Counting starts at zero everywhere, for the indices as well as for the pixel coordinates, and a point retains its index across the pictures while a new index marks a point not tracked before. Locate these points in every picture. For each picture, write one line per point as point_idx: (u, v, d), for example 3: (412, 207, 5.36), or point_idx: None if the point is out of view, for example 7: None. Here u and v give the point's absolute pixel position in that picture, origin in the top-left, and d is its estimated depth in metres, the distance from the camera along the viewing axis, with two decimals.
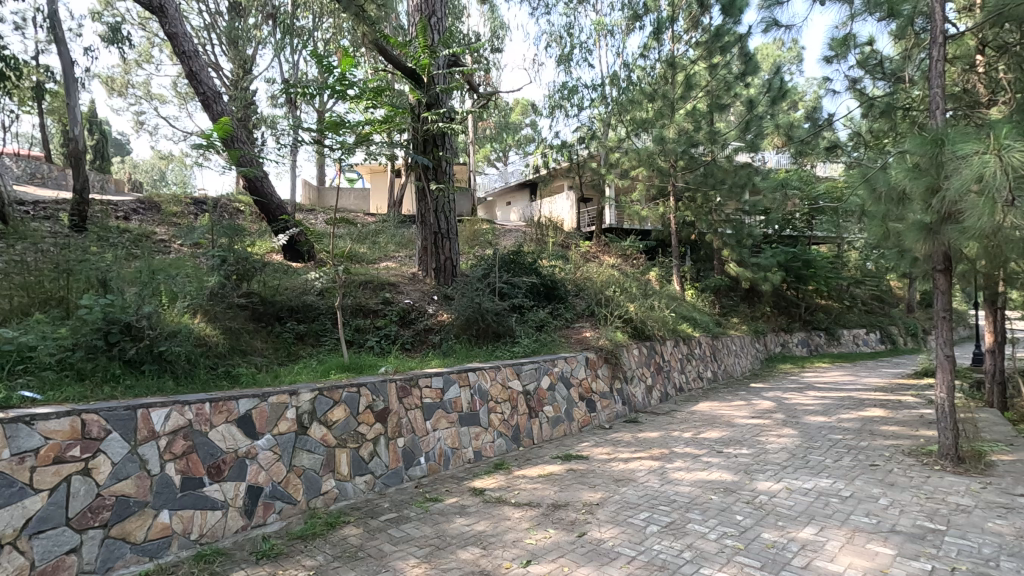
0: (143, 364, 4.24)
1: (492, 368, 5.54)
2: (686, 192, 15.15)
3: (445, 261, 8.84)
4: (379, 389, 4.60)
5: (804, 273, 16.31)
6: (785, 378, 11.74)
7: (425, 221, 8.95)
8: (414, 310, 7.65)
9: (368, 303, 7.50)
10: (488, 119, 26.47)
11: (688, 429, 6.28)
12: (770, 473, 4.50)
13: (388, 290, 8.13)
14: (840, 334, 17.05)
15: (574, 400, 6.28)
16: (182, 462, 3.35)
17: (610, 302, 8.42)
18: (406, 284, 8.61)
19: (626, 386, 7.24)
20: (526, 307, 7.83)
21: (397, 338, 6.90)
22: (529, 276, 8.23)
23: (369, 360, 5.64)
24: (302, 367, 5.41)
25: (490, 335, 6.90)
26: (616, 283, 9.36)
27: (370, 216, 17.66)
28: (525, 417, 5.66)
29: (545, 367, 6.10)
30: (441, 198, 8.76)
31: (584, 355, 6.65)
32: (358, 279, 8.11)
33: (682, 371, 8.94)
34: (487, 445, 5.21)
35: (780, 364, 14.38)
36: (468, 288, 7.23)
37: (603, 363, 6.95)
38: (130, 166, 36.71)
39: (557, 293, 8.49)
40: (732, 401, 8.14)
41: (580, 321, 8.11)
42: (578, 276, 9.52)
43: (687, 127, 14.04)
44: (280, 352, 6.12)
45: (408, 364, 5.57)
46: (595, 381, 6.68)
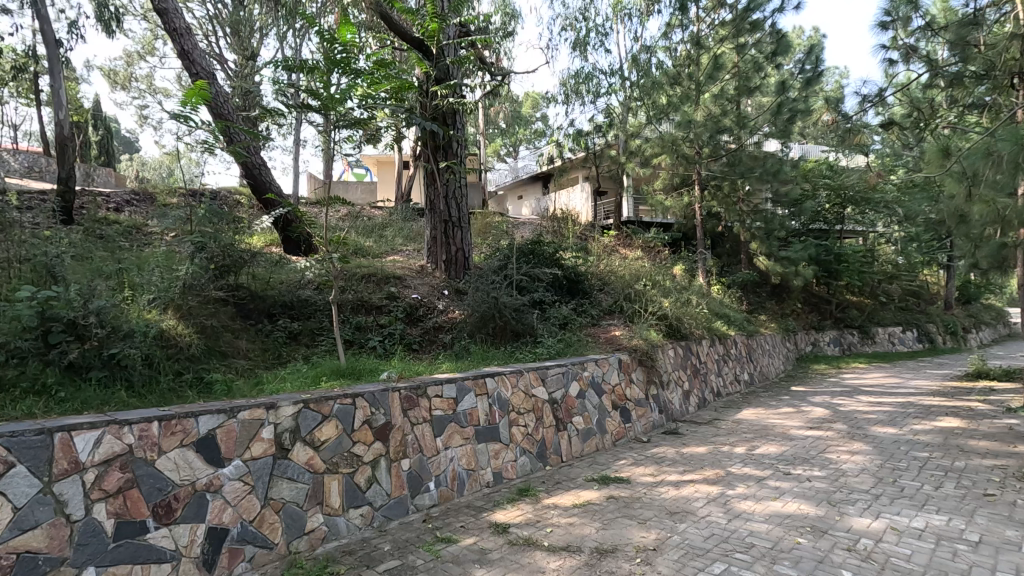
0: (89, 370, 3.47)
1: (513, 374, 4.72)
2: (713, 180, 14.20)
3: (457, 253, 8.01)
4: (379, 400, 3.78)
5: (836, 268, 15.32)
6: (824, 380, 10.81)
7: (434, 208, 8.14)
8: (423, 305, 6.85)
9: (372, 297, 6.70)
10: (499, 111, 25.61)
11: (740, 442, 5.41)
12: (863, 506, 3.62)
13: (393, 283, 7.33)
14: (874, 332, 16.05)
15: (607, 409, 5.44)
16: (117, 502, 2.56)
17: (640, 297, 7.57)
18: (414, 277, 7.80)
19: (662, 392, 6.39)
20: (548, 302, 7.01)
21: (403, 337, 6.09)
22: (550, 268, 7.40)
23: (370, 363, 4.84)
24: (290, 372, 4.61)
25: (509, 334, 6.08)
26: (644, 276, 8.50)
27: (376, 209, 16.87)
28: (552, 431, 4.83)
29: (574, 372, 5.25)
30: (451, 182, 7.95)
31: (617, 356, 5.81)
32: (361, 273, 7.32)
33: (719, 373, 8.06)
34: (508, 465, 4.38)
35: (814, 365, 13.44)
36: (484, 281, 6.43)
37: (638, 366, 6.10)
38: (137, 164, 36.34)
39: (580, 287, 7.65)
40: (778, 408, 7.25)
41: (607, 319, 7.26)
42: (602, 269, 8.68)
43: (715, 110, 13.09)
44: (271, 356, 5.34)
45: (416, 368, 4.75)
46: (629, 387, 5.83)
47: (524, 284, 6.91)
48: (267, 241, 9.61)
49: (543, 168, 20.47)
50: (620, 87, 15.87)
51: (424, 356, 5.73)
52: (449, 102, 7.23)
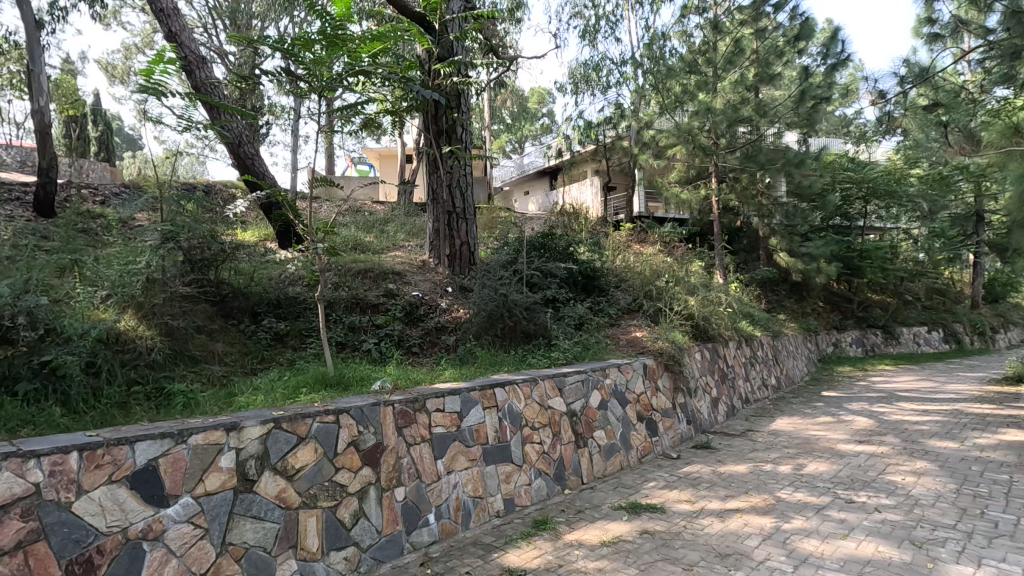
0: (17, 382, 2.86)
1: (527, 383, 4.09)
2: (731, 172, 13.49)
3: (461, 246, 7.38)
4: (367, 417, 3.17)
5: (860, 265, 14.60)
6: (853, 384, 10.13)
7: (437, 199, 7.50)
8: (424, 304, 6.22)
9: (368, 295, 6.08)
10: (504, 105, 24.90)
11: (782, 458, 4.76)
12: (956, 548, 2.98)
13: (392, 280, 6.70)
14: (898, 332, 15.32)
15: (632, 421, 4.80)
16: (16, 561, 1.95)
17: (663, 295, 6.94)
18: (415, 273, 7.17)
19: (690, 400, 5.75)
20: (562, 301, 6.37)
21: (402, 340, 5.47)
22: (564, 262, 6.76)
23: (362, 370, 4.21)
24: (268, 381, 3.98)
25: (520, 336, 5.47)
26: (665, 272, 7.85)
27: (378, 205, 16.24)
28: (570, 448, 4.20)
29: (595, 380, 4.62)
30: (455, 169, 7.31)
31: (642, 361, 5.17)
32: (357, 268, 6.70)
33: (746, 378, 7.40)
34: (522, 490, 3.76)
35: (838, 367, 12.75)
36: (491, 278, 5.80)
37: (663, 371, 5.46)
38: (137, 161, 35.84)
39: (596, 283, 7.00)
40: (814, 416, 6.60)
41: (626, 318, 6.62)
42: (619, 266, 8.03)
43: (732, 97, 12.40)
44: (253, 360, 4.73)
45: (414, 375, 4.12)
46: (655, 395, 5.19)
47: (535, 280, 6.28)
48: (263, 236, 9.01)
49: (551, 163, 19.79)
50: (632, 75, 15.01)
51: (424, 361, 5.11)
52: (453, 82, 6.61)
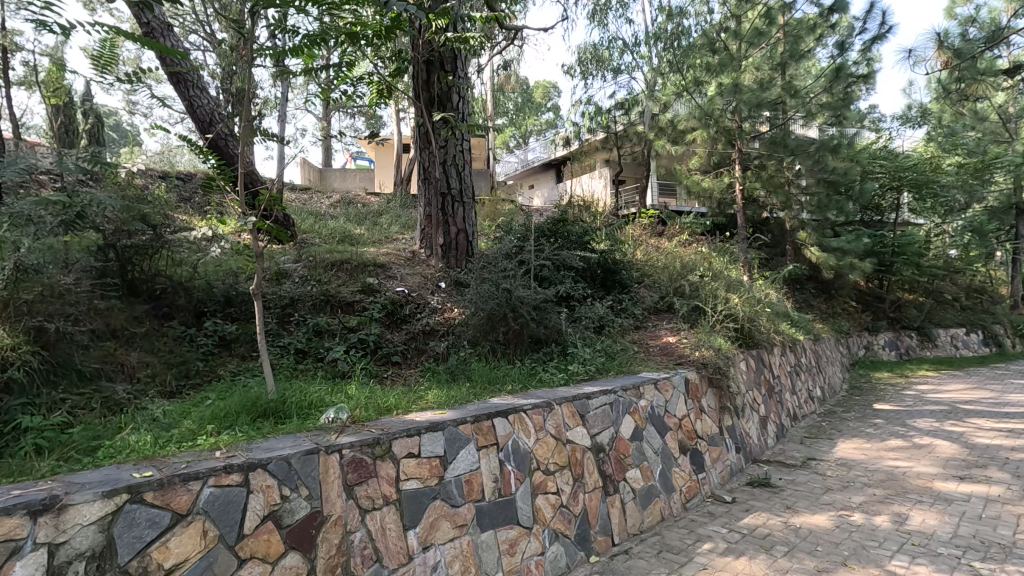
0: None
1: (538, 409, 2.99)
2: (756, 159, 12.30)
3: (457, 235, 6.29)
4: (299, 471, 2.07)
5: (895, 261, 13.42)
6: (900, 394, 8.98)
7: (429, 179, 6.42)
8: (412, 301, 5.14)
9: (342, 292, 5.00)
10: (508, 95, 23.70)
11: (871, 504, 3.64)
12: None
13: (375, 273, 5.61)
14: (935, 334, 14.13)
15: (673, 454, 3.70)
16: None
17: (699, 293, 5.83)
18: (402, 266, 6.06)
19: (737, 421, 4.65)
20: (577, 299, 5.27)
21: (379, 347, 4.39)
22: (581, 252, 5.66)
23: (316, 391, 3.10)
24: (181, 408, 2.90)
25: (526, 343, 4.37)
26: (696, 265, 6.72)
27: (372, 197, 15.11)
28: (596, 497, 3.10)
29: (626, 403, 3.52)
30: (449, 144, 6.25)
31: (683, 375, 4.07)
32: (332, 260, 5.62)
33: (792, 391, 6.29)
34: (532, 564, 2.66)
35: (874, 372, 11.59)
36: (492, 271, 4.71)
37: (708, 386, 4.36)
38: None
39: (618, 278, 5.90)
40: (880, 438, 5.47)
41: (654, 320, 5.52)
42: (642, 259, 6.92)
43: (759, 77, 11.21)
44: (177, 374, 3.61)
45: (382, 399, 3.00)
46: (699, 419, 4.08)
47: (545, 274, 5.20)
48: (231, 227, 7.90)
49: (558, 154, 18.61)
50: (646, 54, 13.73)
51: (405, 379, 4.00)
52: (450, 40, 5.50)
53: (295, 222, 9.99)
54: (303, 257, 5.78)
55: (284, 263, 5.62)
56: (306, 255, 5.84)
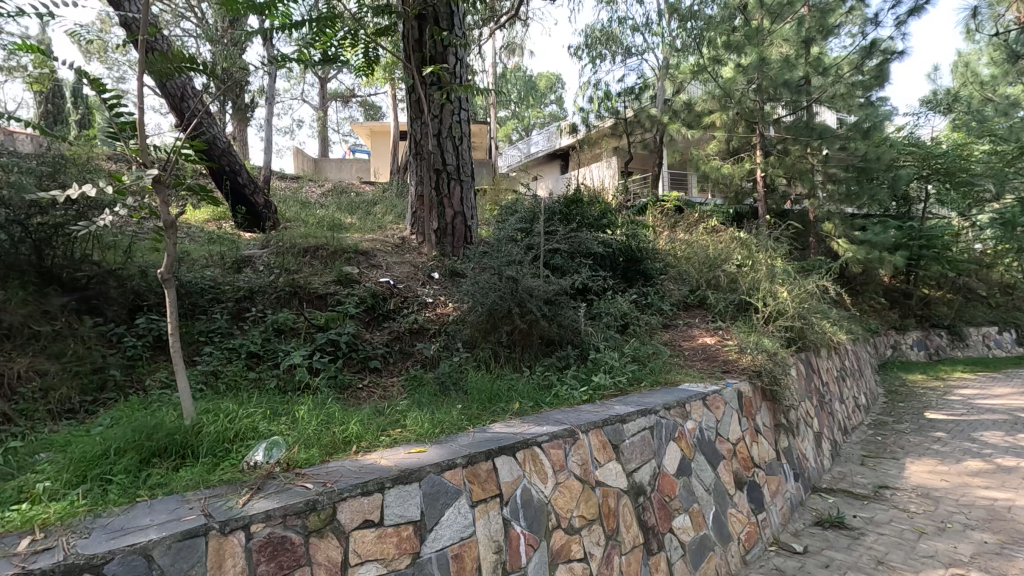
0: None
1: (555, 441, 2.14)
2: (780, 143, 11.39)
3: (453, 218, 5.44)
4: (169, 567, 1.24)
5: (926, 254, 12.52)
6: (944, 400, 8.08)
7: (420, 154, 5.57)
8: (397, 294, 4.30)
9: (314, 282, 4.16)
10: (511, 82, 22.72)
11: (988, 559, 2.79)
12: None
13: (356, 260, 4.77)
14: (966, 333, 13.24)
15: (728, 491, 2.85)
16: None
17: (737, 286, 4.97)
18: (388, 253, 5.20)
19: (793, 441, 3.80)
20: (596, 292, 4.42)
21: (353, 350, 3.56)
22: (600, 236, 4.81)
23: (251, 415, 2.25)
24: (55, 443, 2.06)
25: (537, 346, 3.52)
26: (729, 253, 5.83)
27: (367, 186, 14.21)
28: (635, 561, 2.25)
29: (669, 426, 2.67)
30: (443, 113, 5.42)
31: (735, 387, 3.22)
32: (305, 246, 4.78)
33: (841, 399, 5.43)
34: None
35: (905, 374, 10.69)
36: (494, 257, 3.86)
37: (762, 400, 3.51)
38: None
39: (641, 267, 5.03)
40: (955, 456, 4.62)
41: (685, 319, 4.68)
42: (666, 247, 6.05)
43: (785, 53, 10.31)
44: (82, 388, 2.80)
45: (340, 426, 2.15)
46: (755, 441, 3.23)
47: (556, 262, 4.35)
48: (220, 216, 8.15)
49: (563, 142, 17.72)
50: (660, 32, 12.82)
51: (382, 395, 3.17)
52: None
53: (279, 209, 9.13)
54: (270, 243, 4.94)
55: (246, 250, 4.76)
56: (275, 240, 4.99)
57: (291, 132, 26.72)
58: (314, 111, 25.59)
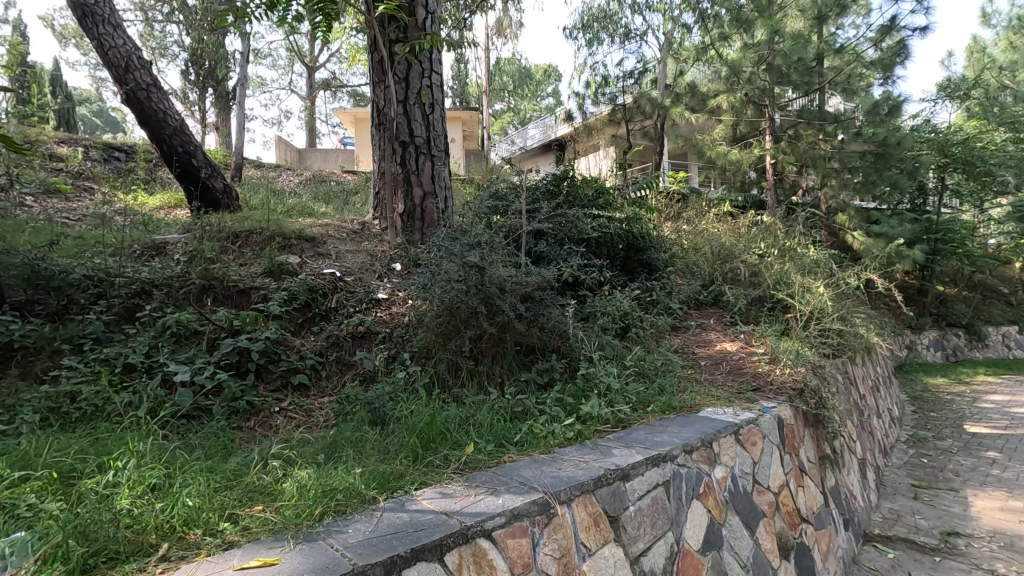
0: None
1: (510, 524, 1.32)
2: (790, 128, 10.56)
3: (424, 199, 4.60)
4: None
5: (944, 249, 11.73)
6: (976, 408, 7.29)
7: (383, 122, 4.71)
8: (343, 289, 3.46)
9: (236, 273, 3.32)
10: (505, 71, 21.78)
11: None
12: None
13: (300, 247, 3.94)
14: (985, 333, 12.48)
15: (772, 565, 2.03)
16: None
17: (760, 280, 4.14)
18: (344, 239, 4.35)
19: (841, 477, 2.98)
20: (588, 287, 3.61)
21: (270, 360, 2.74)
22: (595, 219, 3.99)
23: (33, 477, 1.41)
24: None
25: (511, 357, 2.70)
26: (745, 242, 4.99)
27: (348, 176, 13.31)
28: None
29: (688, 477, 1.85)
30: (410, 76, 4.59)
31: (774, 413, 2.39)
32: (237, 229, 3.94)
33: (877, 413, 4.62)
34: None
35: (926, 377, 9.89)
36: (459, 240, 3.03)
37: (805, 427, 2.69)
38: (97, 128, 32.91)
39: (643, 257, 4.19)
40: (1023, 486, 3.82)
41: (697, 321, 3.85)
42: (671, 236, 5.21)
43: (798, 28, 9.52)
44: None
45: (166, 502, 1.33)
46: (801, 485, 2.41)
47: (541, 249, 3.53)
48: (174, 203, 7.22)
49: (558, 131, 16.85)
50: (661, 9, 11.95)
51: (300, 430, 2.37)
52: None
53: (240, 195, 8.24)
54: (195, 226, 4.08)
55: (165, 236, 3.90)
56: (202, 222, 4.12)
57: (276, 122, 25.73)
58: (300, 100, 24.64)
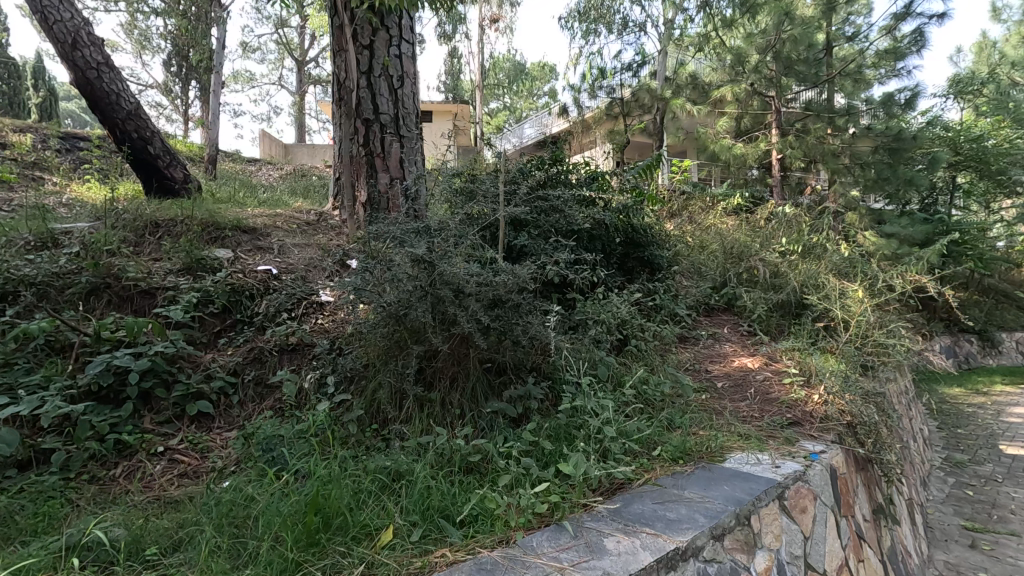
0: None
1: None
2: (798, 122, 9.97)
3: (390, 187, 3.93)
4: None
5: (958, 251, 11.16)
6: (1003, 423, 6.70)
7: (343, 98, 4.03)
8: (279, 289, 2.82)
9: (142, 269, 2.68)
10: (501, 67, 21.16)
11: None
12: None
13: (234, 241, 3.30)
14: (998, 339, 11.90)
15: None
16: None
17: (782, 282, 3.53)
18: (293, 231, 3.70)
19: (896, 532, 2.36)
20: (579, 289, 2.99)
21: (161, 382, 2.11)
22: (588, 207, 3.35)
23: None
24: None
25: (476, 381, 2.07)
26: (761, 238, 4.36)
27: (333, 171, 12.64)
28: None
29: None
30: (375, 43, 3.89)
31: (826, 463, 1.77)
32: (158, 217, 3.27)
33: (913, 437, 4.01)
34: None
35: (942, 386, 9.30)
36: (415, 228, 2.40)
37: (858, 474, 2.07)
38: (81, 123, 31.98)
39: (644, 255, 3.55)
40: None
41: (710, 331, 3.22)
42: (676, 231, 4.59)
43: (809, 15, 8.96)
44: None
45: None
46: (859, 560, 1.79)
47: (521, 243, 2.90)
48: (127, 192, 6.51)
49: (554, 128, 16.21)
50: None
51: (179, 485, 1.75)
52: None
53: (205, 187, 7.56)
54: (112, 210, 3.40)
55: (69, 223, 3.23)
56: (121, 207, 3.44)
57: (266, 119, 25.00)
58: (291, 95, 23.93)
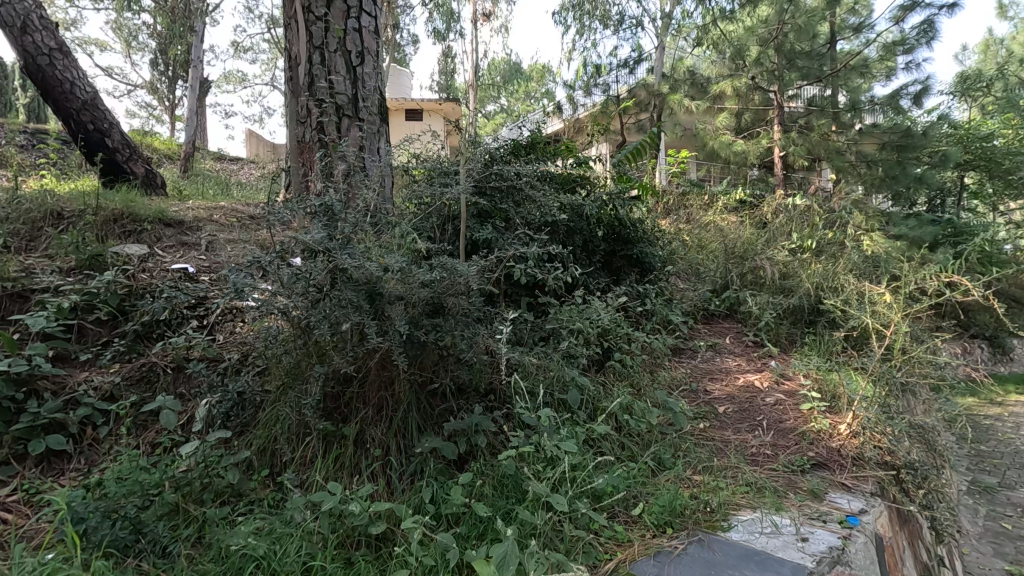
0: None
1: None
2: (802, 118, 9.55)
3: None
4: None
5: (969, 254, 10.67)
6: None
7: (293, 75, 3.49)
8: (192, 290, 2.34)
9: (20, 268, 2.20)
10: None
11: None
12: None
13: (153, 236, 2.82)
14: (1011, 346, 11.39)
15: None
16: None
17: (794, 285, 3.07)
18: (229, 225, 3.21)
19: None
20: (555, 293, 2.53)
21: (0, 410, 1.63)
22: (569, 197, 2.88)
23: None
24: None
25: (410, 412, 1.60)
26: (766, 236, 3.91)
27: None
28: None
29: None
30: (330, 14, 3.36)
31: (868, 530, 1.32)
32: (62, 206, 2.79)
33: None
34: None
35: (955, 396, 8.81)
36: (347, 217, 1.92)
37: (902, 533, 1.62)
38: None
39: (634, 254, 3.08)
40: None
41: (708, 341, 2.76)
42: (672, 228, 4.13)
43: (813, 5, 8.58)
44: None
45: None
46: None
47: (485, 238, 2.43)
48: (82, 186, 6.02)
49: None
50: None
51: None
52: None
53: (172, 182, 7.08)
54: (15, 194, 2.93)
55: None
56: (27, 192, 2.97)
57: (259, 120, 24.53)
58: None
